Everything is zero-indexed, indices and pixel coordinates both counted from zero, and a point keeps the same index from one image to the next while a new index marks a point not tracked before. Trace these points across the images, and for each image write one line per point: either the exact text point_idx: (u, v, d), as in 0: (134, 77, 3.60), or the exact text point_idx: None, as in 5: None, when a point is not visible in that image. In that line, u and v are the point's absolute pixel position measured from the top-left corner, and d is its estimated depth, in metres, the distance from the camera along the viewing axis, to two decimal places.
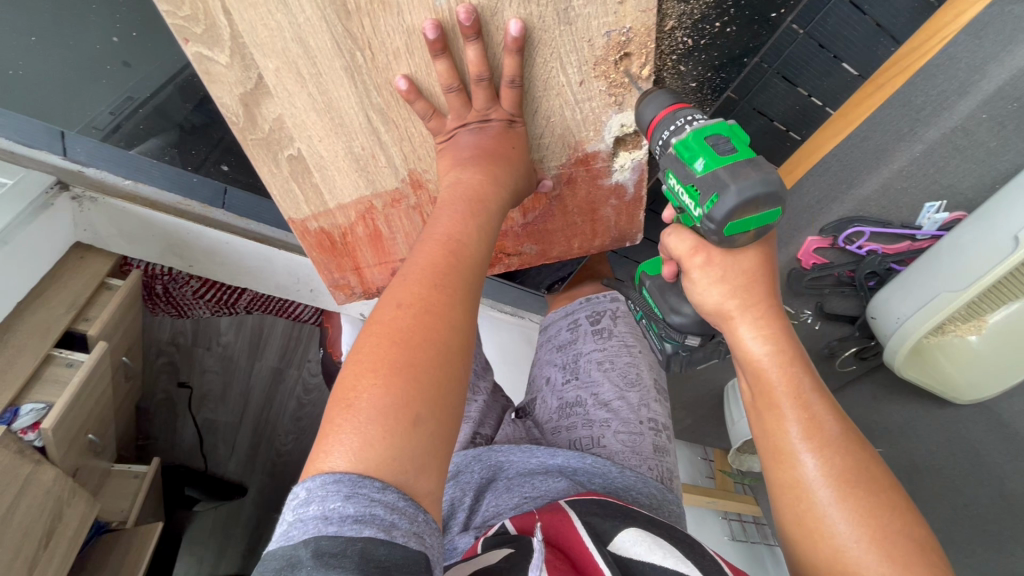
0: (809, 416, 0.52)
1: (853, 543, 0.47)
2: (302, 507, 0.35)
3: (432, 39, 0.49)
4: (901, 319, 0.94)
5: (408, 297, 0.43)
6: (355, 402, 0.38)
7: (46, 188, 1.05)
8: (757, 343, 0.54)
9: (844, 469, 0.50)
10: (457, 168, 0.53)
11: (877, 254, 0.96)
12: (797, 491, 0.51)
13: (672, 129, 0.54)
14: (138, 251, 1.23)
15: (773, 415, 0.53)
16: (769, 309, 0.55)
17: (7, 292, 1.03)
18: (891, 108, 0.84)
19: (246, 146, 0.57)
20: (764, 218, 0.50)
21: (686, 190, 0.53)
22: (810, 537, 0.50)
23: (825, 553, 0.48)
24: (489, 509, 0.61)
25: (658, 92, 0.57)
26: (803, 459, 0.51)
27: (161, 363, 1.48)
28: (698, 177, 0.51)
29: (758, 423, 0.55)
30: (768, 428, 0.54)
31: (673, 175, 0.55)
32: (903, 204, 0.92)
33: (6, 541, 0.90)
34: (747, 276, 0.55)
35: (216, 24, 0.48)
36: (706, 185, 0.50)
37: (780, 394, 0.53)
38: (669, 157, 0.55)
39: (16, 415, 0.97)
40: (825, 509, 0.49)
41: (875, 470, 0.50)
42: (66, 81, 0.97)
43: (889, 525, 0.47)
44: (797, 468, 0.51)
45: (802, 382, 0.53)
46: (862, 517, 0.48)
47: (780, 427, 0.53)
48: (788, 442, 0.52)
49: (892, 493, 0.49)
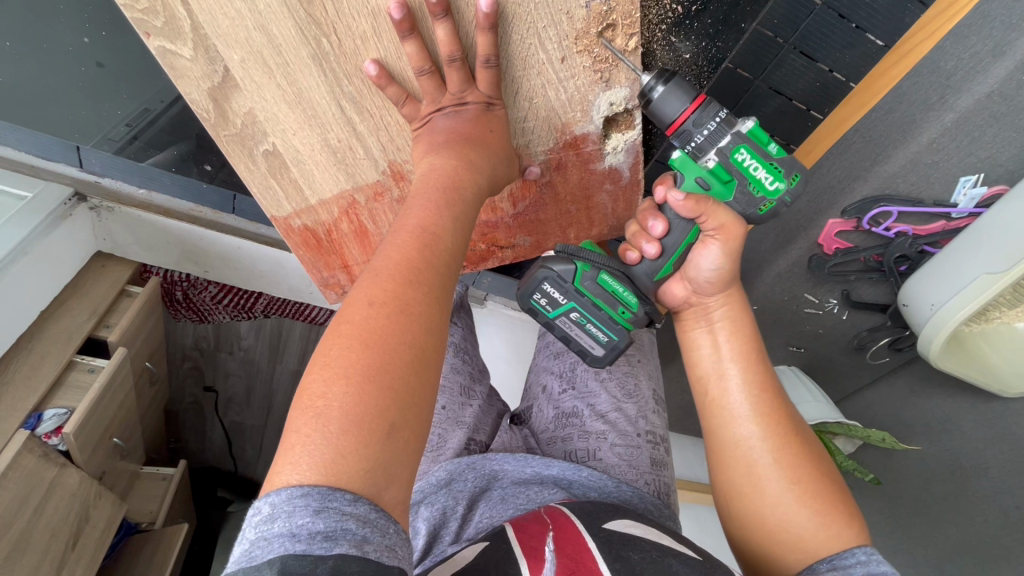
0: (752, 378, 0.60)
1: (783, 490, 0.54)
2: (265, 524, 0.31)
3: (397, 19, 0.46)
4: (936, 305, 0.85)
5: (381, 295, 0.40)
6: (324, 410, 0.35)
7: (63, 200, 1.08)
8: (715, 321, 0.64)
9: (777, 426, 0.57)
10: (430, 155, 0.50)
11: (907, 237, 0.88)
12: (737, 451, 0.57)
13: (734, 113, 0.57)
14: (155, 258, 1.26)
15: (718, 384, 0.61)
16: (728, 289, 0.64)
17: (32, 301, 1.05)
18: (920, 74, 0.77)
19: (219, 142, 0.56)
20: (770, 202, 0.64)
21: (765, 166, 0.57)
22: (747, 492, 0.56)
23: (756, 505, 0.55)
24: (482, 520, 0.58)
25: (682, 81, 0.55)
26: (742, 422, 0.58)
27: (187, 368, 1.50)
28: (779, 155, 0.57)
29: (703, 387, 0.63)
30: (714, 389, 0.61)
31: (747, 150, 0.56)
32: (934, 179, 0.83)
33: (34, 542, 0.92)
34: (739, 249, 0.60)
35: (175, 15, 0.46)
36: (787, 164, 0.58)
37: (727, 357, 0.62)
38: (740, 134, 0.56)
39: (40, 420, 0.99)
40: (760, 466, 0.56)
41: (798, 427, 0.59)
42: (44, 87, 0.97)
43: (813, 478, 0.55)
44: (737, 429, 0.58)
45: (750, 351, 0.62)
46: (789, 470, 0.55)
47: (727, 388, 0.60)
48: (729, 402, 0.60)
49: (815, 451, 0.57)
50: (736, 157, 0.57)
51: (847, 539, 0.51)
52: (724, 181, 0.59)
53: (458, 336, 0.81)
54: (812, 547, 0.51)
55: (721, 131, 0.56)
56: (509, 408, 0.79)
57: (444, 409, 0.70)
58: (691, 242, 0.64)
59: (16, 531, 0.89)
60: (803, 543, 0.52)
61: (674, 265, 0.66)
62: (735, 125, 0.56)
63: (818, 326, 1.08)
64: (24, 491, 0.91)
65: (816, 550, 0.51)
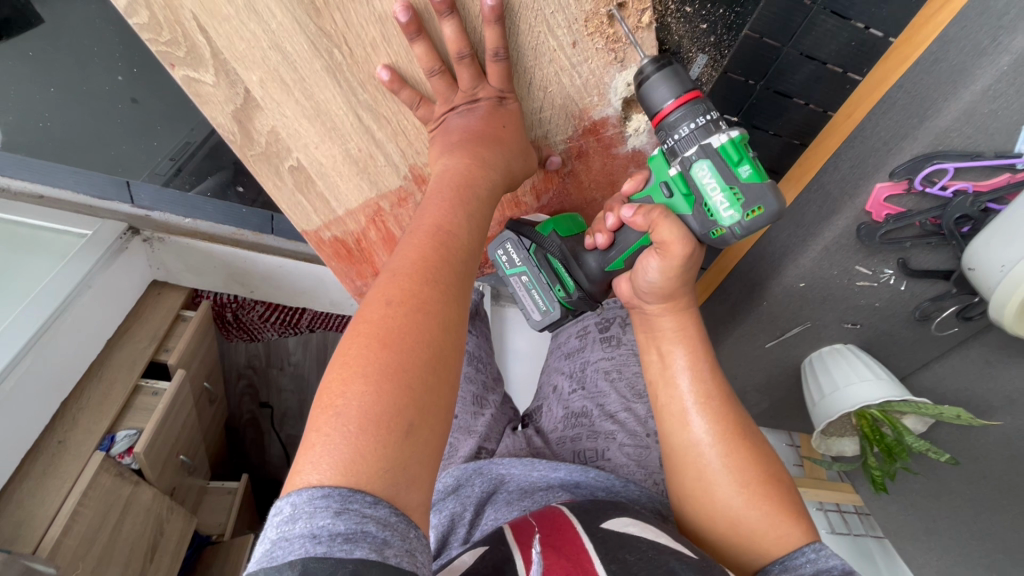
0: (703, 380, 0.56)
1: (734, 493, 0.51)
2: (287, 524, 0.32)
3: (404, 21, 0.46)
4: (1007, 265, 0.74)
5: (399, 294, 0.41)
6: (343, 410, 0.36)
7: (119, 234, 1.14)
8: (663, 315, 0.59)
9: (727, 426, 0.53)
10: (445, 154, 0.50)
11: (967, 195, 0.77)
12: (687, 453, 0.53)
13: (710, 123, 0.51)
14: (205, 283, 1.32)
15: (668, 388, 0.56)
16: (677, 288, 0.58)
17: (99, 331, 1.12)
18: (965, 18, 0.68)
19: (248, 162, 0.59)
20: None
21: (724, 191, 0.52)
22: (698, 496, 0.52)
23: (708, 510, 0.51)
24: (488, 523, 0.53)
25: (678, 71, 0.51)
26: (693, 423, 0.54)
27: (242, 385, 1.59)
28: (745, 182, 0.51)
29: (655, 386, 0.58)
30: (664, 390, 0.57)
31: (708, 168, 0.52)
32: (993, 129, 0.71)
33: (116, 556, 0.99)
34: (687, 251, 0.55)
35: (196, 45, 0.48)
36: (753, 193, 0.51)
37: (676, 357, 0.57)
38: (705, 150, 0.51)
39: (113, 442, 1.05)
40: (714, 471, 0.52)
41: (747, 423, 0.55)
42: (88, 129, 1.06)
43: (765, 479, 0.51)
44: (688, 432, 0.54)
45: (699, 348, 0.58)
46: (742, 474, 0.51)
47: (678, 392, 0.56)
48: (681, 404, 0.55)
49: (763, 447, 0.54)
50: (696, 171, 0.52)
51: (795, 537, 0.49)
52: (686, 193, 0.55)
53: (473, 344, 0.81)
54: (765, 548, 0.49)
55: (691, 141, 0.51)
56: (520, 412, 0.76)
57: (456, 419, 0.70)
58: (641, 247, 0.61)
59: (98, 547, 0.95)
60: (756, 543, 0.49)
61: (627, 261, 0.63)
62: (710, 136, 0.51)
63: (874, 299, 0.96)
64: (104, 509, 0.97)
65: (768, 549, 0.49)
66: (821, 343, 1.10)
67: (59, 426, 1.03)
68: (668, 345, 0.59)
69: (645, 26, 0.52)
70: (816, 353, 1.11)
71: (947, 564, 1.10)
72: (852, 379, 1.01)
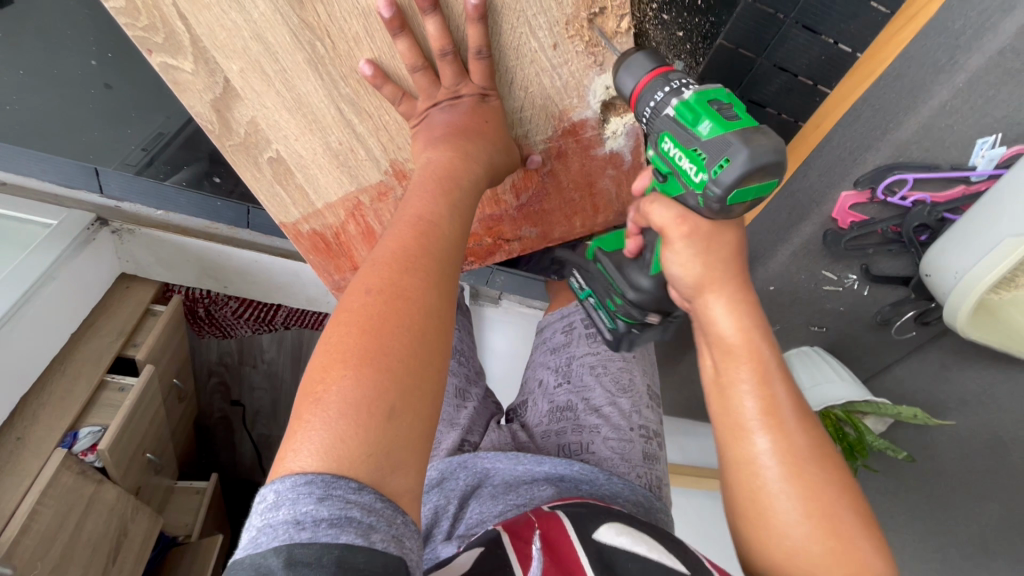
0: (769, 403, 0.52)
1: (795, 521, 0.48)
2: (271, 511, 0.33)
3: (387, 17, 0.47)
4: (960, 271, 0.79)
5: (377, 282, 0.41)
6: (324, 397, 0.37)
7: (87, 224, 1.12)
8: (726, 321, 0.53)
9: (796, 453, 0.50)
10: (428, 149, 0.51)
11: (925, 205, 0.82)
12: (746, 470, 0.51)
13: (663, 95, 0.52)
14: (176, 277, 1.29)
15: (728, 397, 0.53)
16: (737, 287, 0.54)
17: (62, 323, 1.08)
18: (926, 37, 0.71)
19: (226, 152, 0.58)
20: (759, 188, 0.49)
21: (687, 155, 0.51)
22: (755, 516, 0.50)
23: (766, 532, 0.50)
24: (473, 517, 0.56)
25: (637, 53, 0.54)
26: (757, 439, 0.51)
27: (213, 383, 1.57)
28: (705, 140, 0.49)
29: (714, 397, 0.55)
30: (725, 405, 0.53)
31: (669, 139, 0.52)
32: (949, 143, 0.77)
33: (77, 557, 0.96)
34: (706, 235, 0.54)
35: (175, 31, 0.48)
36: (715, 148, 0.49)
37: (739, 371, 0.53)
38: (665, 121, 0.52)
39: (76, 438, 1.03)
40: (774, 493, 0.49)
41: (821, 449, 0.51)
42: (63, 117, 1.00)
43: (834, 507, 0.48)
44: (750, 448, 0.51)
45: (767, 358, 0.53)
46: (808, 500, 0.48)
47: (742, 406, 0.52)
48: (744, 420, 0.52)
49: (840, 473, 0.50)
50: (664, 147, 0.53)
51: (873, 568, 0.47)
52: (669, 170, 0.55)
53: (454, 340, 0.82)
54: None
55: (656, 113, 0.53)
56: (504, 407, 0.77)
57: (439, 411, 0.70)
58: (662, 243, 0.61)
59: (58, 547, 0.92)
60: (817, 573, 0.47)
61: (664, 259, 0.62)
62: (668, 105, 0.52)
63: (840, 303, 1.01)
64: (65, 507, 0.94)
65: None
66: (790, 345, 1.14)
67: (19, 422, 0.99)
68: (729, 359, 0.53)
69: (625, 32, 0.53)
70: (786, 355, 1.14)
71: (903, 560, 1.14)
72: (818, 381, 1.05)
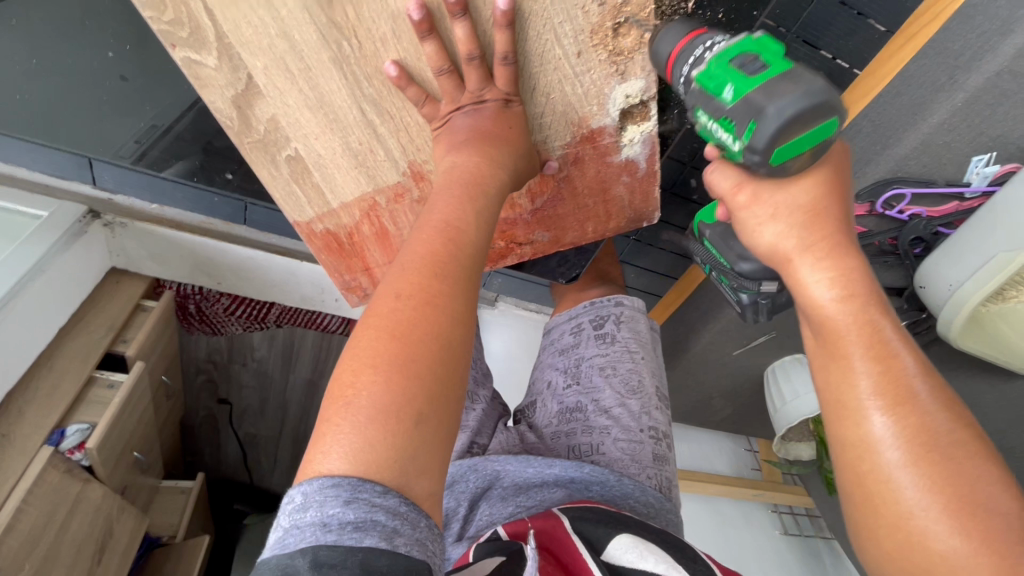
0: (893, 381, 0.47)
1: (922, 510, 0.44)
2: (299, 512, 0.33)
3: (417, 19, 0.47)
4: (953, 285, 0.82)
5: (406, 287, 0.41)
6: (354, 401, 0.37)
7: (79, 216, 1.09)
8: (825, 287, 0.50)
9: (924, 434, 0.45)
10: (452, 152, 0.51)
11: (921, 218, 0.84)
12: (859, 450, 0.47)
13: (691, 62, 0.49)
14: (169, 272, 1.26)
15: (838, 368, 0.50)
16: (838, 249, 0.51)
17: (52, 317, 1.05)
18: (926, 56, 0.75)
19: (244, 150, 0.58)
20: (814, 134, 0.46)
21: (719, 124, 0.49)
22: (871, 501, 0.47)
23: (886, 519, 0.46)
24: (483, 519, 0.57)
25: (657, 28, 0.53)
26: (872, 416, 0.47)
27: (201, 381, 1.54)
28: (728, 107, 0.47)
29: (821, 374, 0.51)
30: (833, 381, 0.50)
31: (701, 112, 0.50)
32: (946, 160, 0.81)
33: (61, 558, 0.93)
34: (809, 210, 0.51)
35: (201, 26, 0.47)
36: (740, 113, 0.46)
37: (852, 347, 0.49)
38: (693, 95, 0.50)
39: (63, 436, 0.99)
40: (892, 474, 0.45)
41: (961, 433, 0.45)
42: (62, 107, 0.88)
43: (971, 495, 0.43)
44: (862, 426, 0.47)
45: (880, 326, 0.49)
46: (936, 484, 0.44)
47: (856, 382, 0.48)
48: (860, 398, 0.48)
49: (980, 457, 0.44)
50: (699, 121, 0.52)
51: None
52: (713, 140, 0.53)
53: None
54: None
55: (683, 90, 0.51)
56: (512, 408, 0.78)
57: None
58: None
59: (43, 547, 0.90)
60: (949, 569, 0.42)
61: None
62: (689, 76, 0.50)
63: None
64: (50, 507, 0.92)
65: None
66: (784, 352, 1.17)
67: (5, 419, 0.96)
68: (838, 336, 0.50)
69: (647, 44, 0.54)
70: (780, 362, 1.17)
71: None
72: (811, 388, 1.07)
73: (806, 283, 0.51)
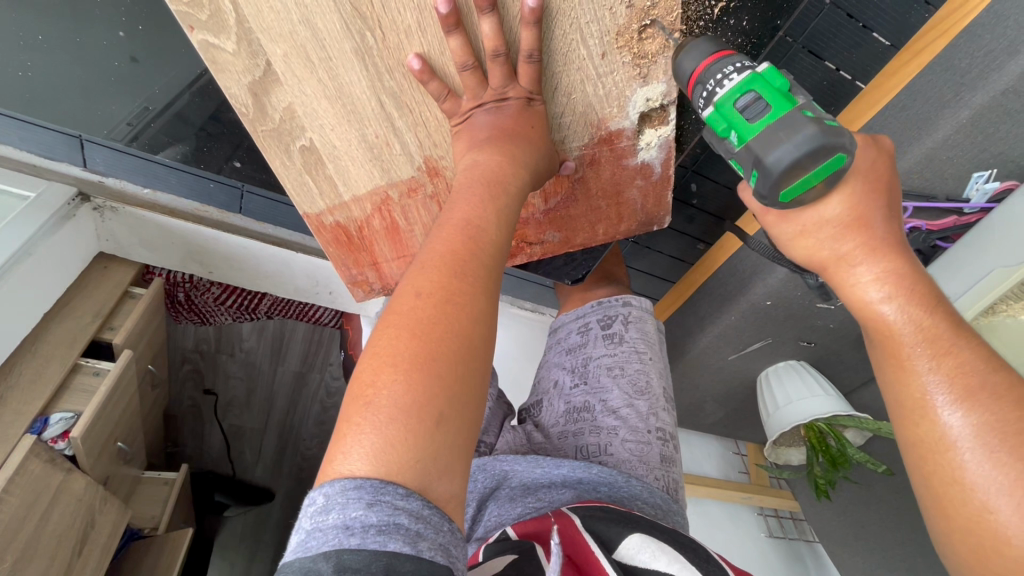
0: (957, 373, 0.44)
1: (1006, 513, 0.40)
2: (320, 515, 0.32)
3: (444, 13, 0.46)
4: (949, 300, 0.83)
5: (428, 286, 0.40)
6: (374, 399, 0.36)
7: (68, 199, 1.06)
8: (875, 288, 0.47)
9: (1003, 427, 0.41)
10: (472, 151, 0.51)
11: (921, 231, 0.86)
12: (927, 452, 0.45)
13: (703, 98, 0.51)
14: (160, 259, 1.22)
15: (898, 369, 0.47)
16: (885, 251, 0.48)
17: (36, 302, 1.01)
18: (932, 72, 0.76)
19: (257, 138, 0.56)
20: (821, 170, 0.46)
21: (733, 162, 0.52)
22: (944, 506, 0.44)
23: (962, 525, 0.42)
24: (492, 519, 0.58)
25: (693, 44, 0.53)
26: (943, 415, 0.44)
27: (187, 371, 1.52)
28: (736, 152, 0.50)
29: (884, 377, 0.49)
30: (896, 384, 0.47)
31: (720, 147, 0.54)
32: (947, 175, 0.82)
33: (41, 550, 0.90)
34: (848, 219, 0.49)
35: (222, 9, 0.46)
36: (745, 160, 0.49)
37: (906, 345, 0.46)
38: (711, 130, 0.53)
39: (46, 425, 0.96)
40: (969, 475, 0.42)
41: None
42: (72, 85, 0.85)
43: None
44: (931, 427, 0.44)
45: (932, 318, 0.46)
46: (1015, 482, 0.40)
47: (916, 381, 0.45)
48: (922, 396, 0.45)
49: None
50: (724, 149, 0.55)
51: None
52: None
53: None
54: None
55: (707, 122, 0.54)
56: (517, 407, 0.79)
57: None
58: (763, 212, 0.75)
59: (23, 539, 0.87)
60: None
61: None
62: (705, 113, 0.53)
63: (831, 320, 1.05)
64: (31, 497, 0.89)
65: None
66: (777, 358, 1.18)
67: None
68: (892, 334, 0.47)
69: (672, 48, 0.54)
70: (774, 368, 1.18)
71: (870, 568, 1.19)
72: (805, 395, 1.09)
73: (854, 283, 0.49)
